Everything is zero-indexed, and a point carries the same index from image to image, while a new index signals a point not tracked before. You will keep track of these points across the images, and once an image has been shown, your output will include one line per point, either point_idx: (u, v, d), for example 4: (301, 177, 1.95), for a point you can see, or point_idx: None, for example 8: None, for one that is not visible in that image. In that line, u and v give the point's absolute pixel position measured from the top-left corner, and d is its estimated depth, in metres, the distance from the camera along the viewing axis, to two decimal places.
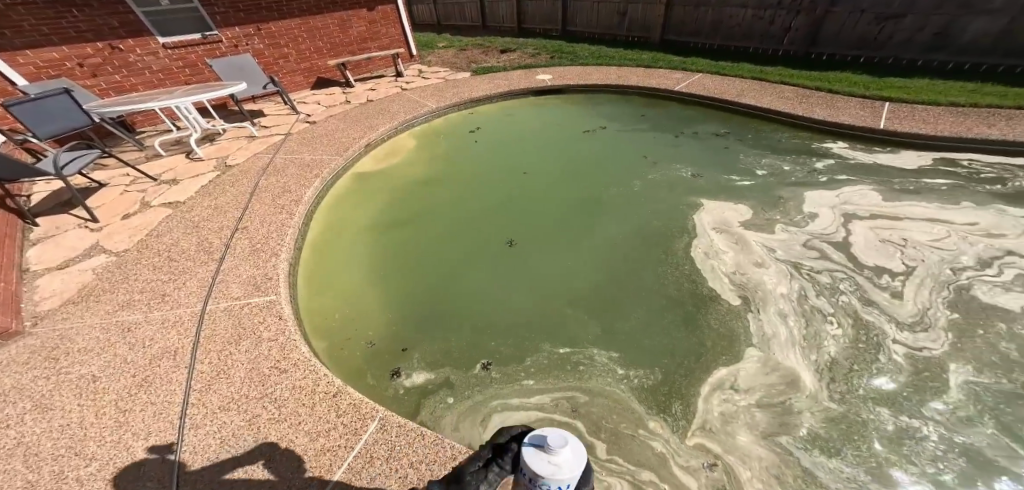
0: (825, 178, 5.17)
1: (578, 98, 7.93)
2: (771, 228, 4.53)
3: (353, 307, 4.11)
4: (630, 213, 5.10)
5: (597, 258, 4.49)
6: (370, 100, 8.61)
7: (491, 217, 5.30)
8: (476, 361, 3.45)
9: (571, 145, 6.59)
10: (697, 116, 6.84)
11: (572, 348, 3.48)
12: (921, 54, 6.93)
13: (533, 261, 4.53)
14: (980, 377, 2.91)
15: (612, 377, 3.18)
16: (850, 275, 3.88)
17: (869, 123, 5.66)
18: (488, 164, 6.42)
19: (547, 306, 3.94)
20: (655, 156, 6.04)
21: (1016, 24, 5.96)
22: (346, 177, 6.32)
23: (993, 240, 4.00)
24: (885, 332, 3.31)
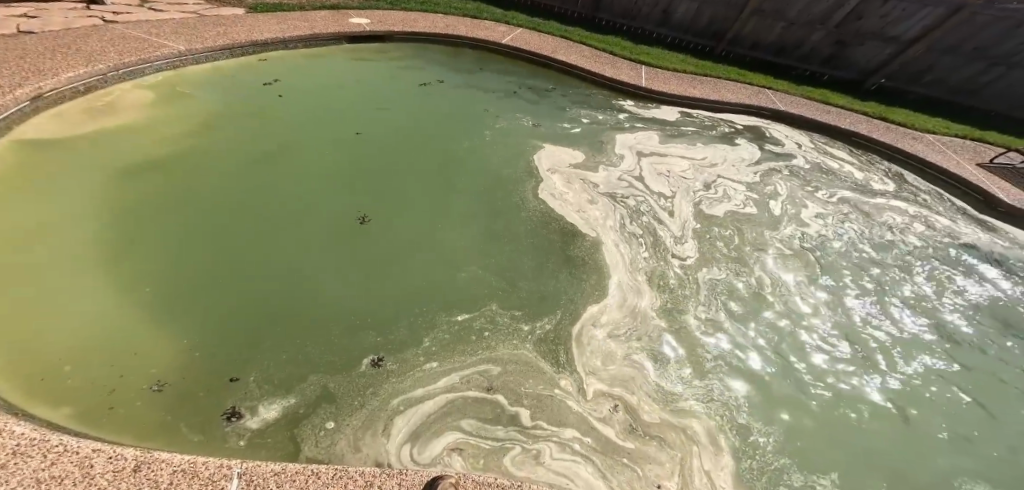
0: (628, 125, 5.97)
1: (400, 47, 7.00)
2: (594, 169, 4.93)
3: (114, 334, 2.55)
4: (488, 164, 4.85)
5: (468, 215, 4.13)
6: (29, 33, 5.30)
7: (327, 188, 4.18)
8: (360, 359, 2.66)
9: (407, 100, 5.81)
10: (519, 70, 6.99)
11: (473, 316, 3.09)
12: (656, 27, 8.55)
13: (397, 231, 3.81)
14: (721, 273, 3.76)
15: (519, 337, 2.95)
16: (643, 205, 4.46)
17: (635, 82, 6.77)
18: (304, 124, 5.03)
19: (430, 276, 3.40)
20: (497, 109, 5.93)
21: (703, 6, 8.03)
22: (11, 148, 3.84)
23: (713, 169, 5.27)
24: (663, 245, 3.99)
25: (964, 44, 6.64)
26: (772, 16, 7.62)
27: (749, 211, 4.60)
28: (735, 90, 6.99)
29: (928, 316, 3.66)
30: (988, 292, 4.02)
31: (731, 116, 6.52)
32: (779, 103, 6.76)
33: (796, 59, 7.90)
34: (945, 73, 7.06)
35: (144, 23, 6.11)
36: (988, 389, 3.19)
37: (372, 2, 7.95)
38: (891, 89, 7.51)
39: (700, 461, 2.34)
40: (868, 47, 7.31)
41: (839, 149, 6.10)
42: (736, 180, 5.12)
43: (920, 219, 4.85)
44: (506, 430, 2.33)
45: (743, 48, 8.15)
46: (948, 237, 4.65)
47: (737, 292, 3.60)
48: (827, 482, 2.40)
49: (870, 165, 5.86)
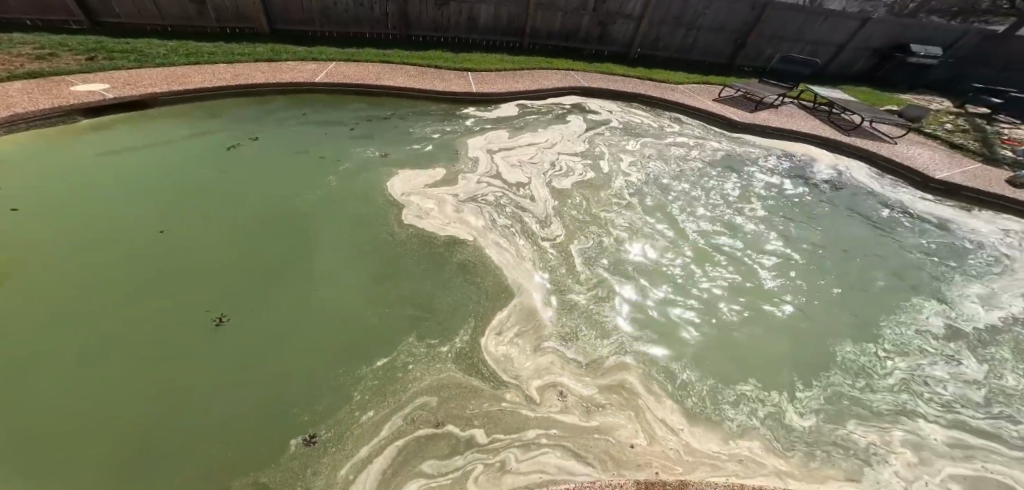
0: (478, 128, 5.36)
1: (167, 110, 5.05)
2: (429, 165, 4.40)
3: None
4: (331, 179, 4.12)
5: (338, 235, 3.48)
6: None
7: (128, 273, 2.87)
8: (286, 441, 2.02)
9: (198, 142, 4.47)
10: (339, 103, 5.68)
11: (395, 349, 2.56)
12: (468, 34, 8.45)
13: (262, 285, 2.92)
14: (586, 243, 3.56)
15: (440, 360, 2.49)
16: (502, 198, 4.05)
17: (467, 88, 6.16)
18: (40, 204, 3.37)
19: (332, 320, 2.73)
20: (333, 152, 4.56)
21: (500, 9, 8.21)
22: None
23: (558, 147, 5.11)
24: (532, 231, 3.63)
25: (668, 15, 8.57)
26: (550, 8, 8.36)
27: (592, 177, 4.58)
28: (557, 78, 7.42)
29: (728, 215, 4.21)
30: (758, 187, 4.80)
31: (558, 99, 6.85)
32: (581, 81, 7.38)
33: (581, 41, 8.98)
34: (668, 42, 8.96)
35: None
36: (777, 270, 3.59)
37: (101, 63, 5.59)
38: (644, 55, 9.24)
39: (651, 411, 2.24)
40: (619, 25, 8.80)
41: (637, 109, 6.88)
42: (574, 150, 5.08)
43: (694, 146, 5.57)
44: (467, 457, 1.97)
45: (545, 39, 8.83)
46: (711, 154, 5.40)
47: (607, 262, 3.38)
48: (750, 386, 2.50)
49: (658, 115, 6.67)
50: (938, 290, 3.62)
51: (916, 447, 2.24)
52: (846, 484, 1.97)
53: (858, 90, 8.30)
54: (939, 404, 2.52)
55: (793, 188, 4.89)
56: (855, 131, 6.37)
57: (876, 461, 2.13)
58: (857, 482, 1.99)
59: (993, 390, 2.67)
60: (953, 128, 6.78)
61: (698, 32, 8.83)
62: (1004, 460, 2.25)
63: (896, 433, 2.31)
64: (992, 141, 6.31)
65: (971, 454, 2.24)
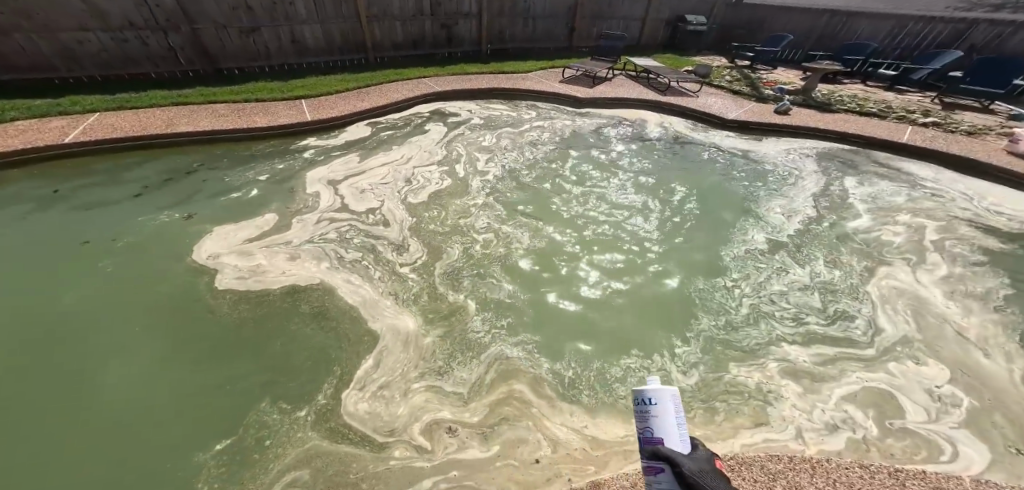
0: (321, 157, 4.66)
1: None
2: (253, 212, 3.60)
3: None
4: (106, 253, 3.04)
5: (123, 316, 2.54)
6: None
7: None
8: None
9: None
10: (115, 163, 4.17)
11: (242, 424, 1.95)
12: (297, 58, 7.18)
13: (16, 410, 1.97)
14: (452, 258, 3.21)
15: (305, 421, 1.96)
16: (347, 232, 3.47)
17: (302, 116, 5.13)
18: None
19: (138, 420, 1.96)
20: (95, 219, 3.41)
21: (326, 27, 7.10)
22: None
23: (411, 160, 4.76)
24: (386, 258, 3.18)
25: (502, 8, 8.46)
26: (385, 18, 7.53)
27: (447, 183, 4.31)
28: (415, 88, 6.56)
29: (584, 185, 4.43)
30: (609, 156, 5.12)
31: (421, 107, 6.20)
32: (433, 86, 6.67)
33: (430, 46, 8.36)
34: (513, 31, 8.94)
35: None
36: (634, 221, 3.91)
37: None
38: (493, 51, 9.06)
39: (547, 413, 2.13)
40: (464, 25, 8.38)
41: (496, 105, 6.61)
42: (430, 160, 4.79)
43: (548, 128, 5.78)
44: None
45: (387, 51, 7.98)
46: (562, 132, 5.68)
47: (474, 273, 3.07)
48: (633, 356, 2.55)
49: (515, 106, 6.63)
50: (754, 210, 4.30)
51: (796, 375, 2.48)
52: (758, 429, 2.09)
53: (666, 57, 9.70)
54: (791, 318, 2.93)
55: (629, 147, 5.44)
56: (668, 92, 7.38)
57: (773, 398, 2.30)
58: (766, 424, 2.12)
59: (822, 291, 3.20)
60: (731, 78, 8.34)
61: (534, 21, 8.98)
62: (865, 365, 2.60)
63: (773, 365, 2.54)
64: (758, 86, 7.92)
65: (842, 367, 2.56)
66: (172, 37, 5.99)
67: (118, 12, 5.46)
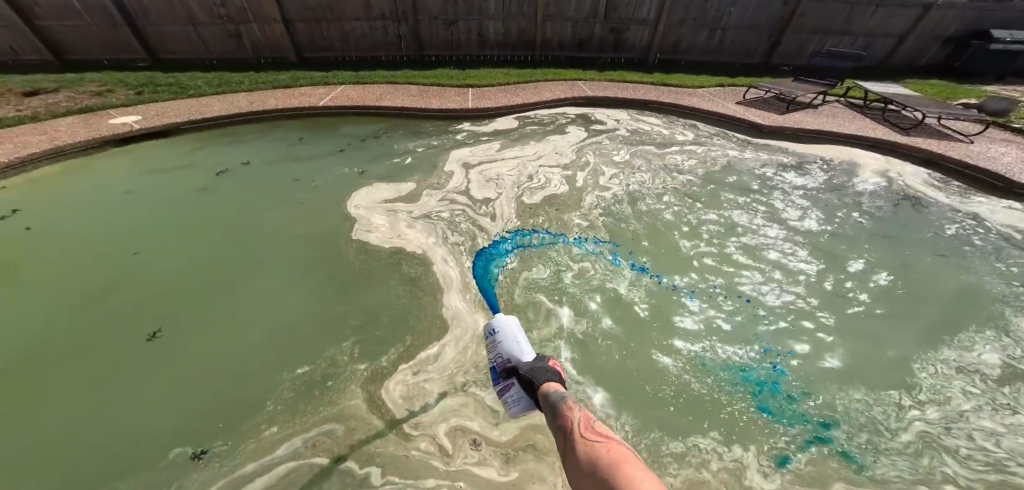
0: (469, 139, 5.20)
1: (200, 138, 5.17)
2: (400, 177, 4.30)
3: None
4: (301, 193, 4.11)
5: (292, 244, 3.45)
6: None
7: (100, 283, 3.01)
8: (181, 455, 1.96)
9: (201, 161, 4.68)
10: (331, 125, 5.56)
11: (317, 360, 2.47)
12: (479, 49, 8.24)
13: (218, 291, 2.98)
14: (539, 274, 3.17)
15: (360, 374, 2.39)
16: (461, 216, 3.81)
17: (461, 104, 5.76)
18: (48, 223, 3.62)
19: (265, 329, 2.68)
20: (306, 169, 4.55)
21: (507, 24, 7.85)
22: None
23: (541, 160, 4.82)
24: (481, 253, 3.37)
25: (686, 17, 7.70)
26: (559, 18, 7.76)
27: (560, 190, 4.27)
28: (567, 90, 6.60)
29: (743, 226, 3.84)
30: (771, 199, 4.23)
31: (564, 109, 6.18)
32: (586, 90, 6.60)
33: (593, 51, 8.25)
34: (691, 43, 8.06)
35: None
36: (802, 280, 3.25)
37: (148, 96, 6.27)
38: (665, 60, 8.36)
39: None
40: (635, 31, 7.95)
41: (649, 117, 6.14)
42: (558, 163, 4.77)
43: (703, 156, 5.04)
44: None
45: (555, 50, 8.22)
46: (729, 157, 5.03)
47: (559, 290, 3.03)
48: (707, 438, 2.14)
49: (669, 124, 5.97)
50: (997, 315, 3.01)
51: None
52: None
53: (917, 83, 7.37)
54: (983, 462, 2.06)
55: (820, 188, 4.47)
56: (914, 130, 5.53)
57: None
58: None
59: None
60: None
61: (725, 32, 7.87)
62: None
63: None
64: None
65: None
66: (402, 27, 7.89)
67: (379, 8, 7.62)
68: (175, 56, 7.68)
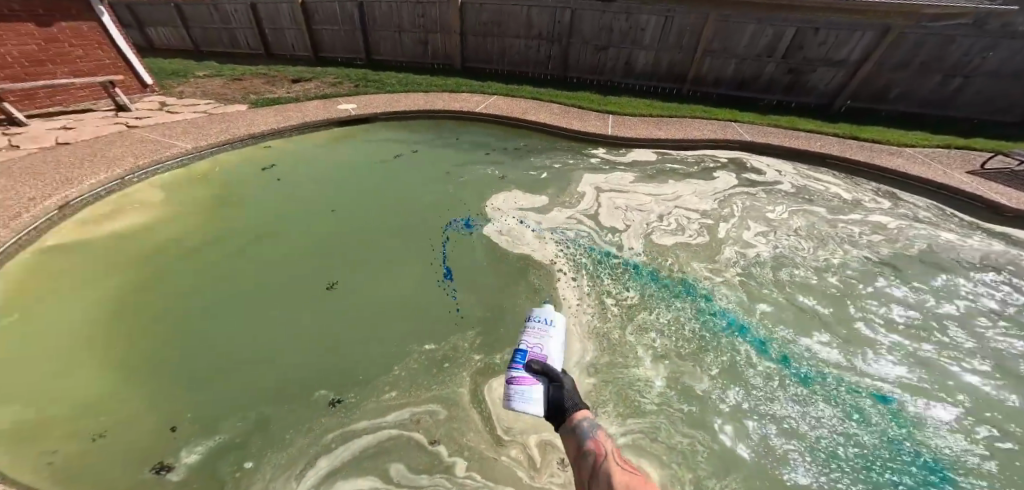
0: (604, 165, 5.20)
1: (387, 127, 6.26)
2: (542, 189, 4.64)
3: (53, 397, 2.20)
4: (456, 188, 4.64)
5: (439, 234, 3.90)
6: (65, 144, 4.63)
7: (303, 228, 3.84)
8: (325, 396, 2.38)
9: (386, 143, 5.64)
10: (485, 133, 6.14)
11: (440, 342, 2.80)
12: (622, 78, 8.29)
13: (377, 260, 3.53)
14: (656, 316, 3.07)
15: (473, 364, 2.64)
16: (586, 239, 3.90)
17: (601, 130, 5.82)
18: (283, 169, 4.79)
19: (404, 306, 3.08)
20: (458, 170, 5.05)
21: (659, 56, 7.70)
22: (25, 262, 3.06)
23: (678, 201, 4.57)
24: (600, 280, 3.40)
25: (913, 58, 6.41)
26: (723, 54, 7.28)
27: (700, 241, 3.97)
28: (715, 131, 6.12)
29: (949, 317, 3.21)
30: (977, 302, 3.35)
31: (709, 153, 5.73)
32: (743, 135, 6.02)
33: (756, 91, 7.53)
34: (907, 89, 6.75)
35: (75, 118, 5.56)
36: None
37: (361, 89, 8.57)
38: (858, 109, 7.16)
39: None
40: (821, 72, 6.98)
41: (823, 174, 5.32)
42: (695, 208, 4.49)
43: (887, 231, 4.22)
44: (432, 480, 2.01)
45: (707, 85, 7.75)
46: (936, 234, 4.20)
47: (676, 335, 2.92)
48: None
49: (855, 186, 5.07)
50: None
51: None
52: None
53: None
54: None
55: None
56: None
57: None
58: None
59: None
60: None
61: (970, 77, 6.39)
62: None
63: None
64: None
65: None
66: (555, 48, 8.53)
67: (539, 27, 8.39)
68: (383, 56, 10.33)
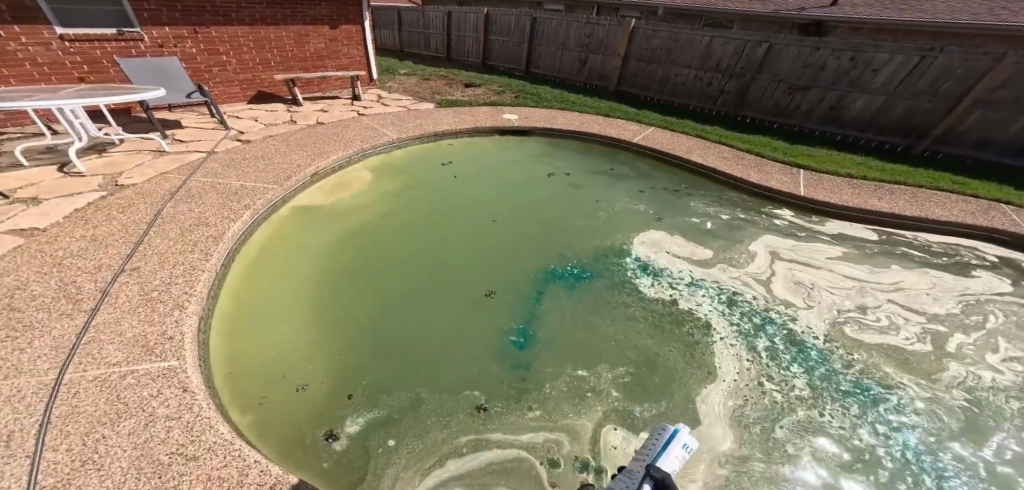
0: (804, 233, 4.41)
1: (546, 142, 6.51)
2: (706, 240, 4.33)
3: (279, 337, 2.78)
4: (608, 222, 4.62)
5: (586, 266, 3.94)
6: (320, 123, 6.04)
7: (467, 230, 4.20)
8: (469, 403, 2.56)
9: (546, 160, 5.86)
10: (646, 165, 5.93)
11: (591, 370, 2.90)
12: (818, 124, 6.99)
13: (526, 278, 3.69)
14: (832, 424, 2.62)
15: (610, 401, 2.70)
16: (758, 303, 3.62)
17: (790, 189, 4.94)
18: (458, 170, 5.34)
19: (545, 333, 3.17)
20: (610, 202, 4.99)
21: (891, 102, 6.17)
22: (283, 212, 3.94)
23: (884, 292, 3.71)
24: (764, 362, 3.06)
25: None
26: (1010, 108, 5.38)
27: (919, 352, 3.17)
28: (975, 214, 4.60)
29: None
30: None
31: (966, 241, 4.37)
32: None
33: None
34: None
35: (326, 102, 7.24)
36: None
37: (521, 100, 9.22)
38: None
39: None
40: None
41: None
42: (920, 308, 3.55)
43: None
44: None
45: (960, 147, 5.91)
46: None
47: (843, 436, 2.56)
48: None
49: None
50: None
51: None
52: None
53: None
54: None
55: None
56: None
57: None
58: None
59: None
60: None
61: None
62: None
63: None
64: None
65: None
66: (732, 82, 7.69)
67: (719, 56, 7.64)
68: (541, 70, 11.06)
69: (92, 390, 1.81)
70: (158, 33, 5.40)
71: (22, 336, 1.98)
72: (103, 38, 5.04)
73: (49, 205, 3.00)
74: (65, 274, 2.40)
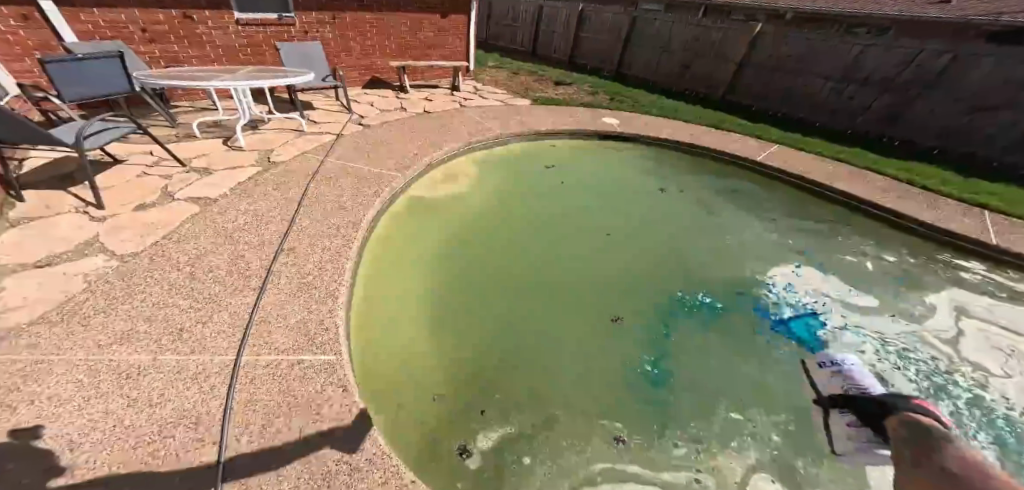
0: (1007, 292, 3.61)
1: (651, 151, 6.06)
2: (872, 282, 3.72)
3: (404, 336, 2.70)
4: (735, 248, 4.10)
5: (715, 295, 3.49)
6: (428, 111, 6.10)
7: (579, 242, 3.93)
8: (605, 433, 2.27)
9: (654, 172, 5.41)
10: (769, 188, 5.27)
11: (745, 413, 2.50)
12: (998, 154, 5.81)
13: (649, 301, 3.34)
14: None
15: (764, 451, 2.28)
16: (938, 363, 2.94)
17: (978, 234, 4.15)
18: (562, 174, 5.09)
19: (679, 367, 2.79)
20: (731, 226, 4.42)
21: None
22: (401, 203, 3.94)
23: None
24: (952, 433, 2.47)
25: None
26: None
27: None
28: None
29: None
30: None
31: None
32: None
33: None
34: None
35: (430, 90, 7.35)
36: None
37: (617, 103, 8.75)
38: None
39: None
40: None
41: None
42: None
43: None
44: None
45: None
46: None
47: None
48: None
49: None
50: None
51: None
52: None
53: None
54: None
55: None
56: None
57: None
58: None
59: None
60: None
61: None
62: None
63: None
64: None
65: None
66: (886, 96, 6.65)
67: (874, 65, 6.67)
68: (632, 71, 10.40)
69: (267, 379, 1.83)
70: (305, 18, 5.76)
71: (204, 314, 2.13)
72: (266, 23, 5.48)
73: (221, 176, 3.37)
74: (232, 250, 2.59)
